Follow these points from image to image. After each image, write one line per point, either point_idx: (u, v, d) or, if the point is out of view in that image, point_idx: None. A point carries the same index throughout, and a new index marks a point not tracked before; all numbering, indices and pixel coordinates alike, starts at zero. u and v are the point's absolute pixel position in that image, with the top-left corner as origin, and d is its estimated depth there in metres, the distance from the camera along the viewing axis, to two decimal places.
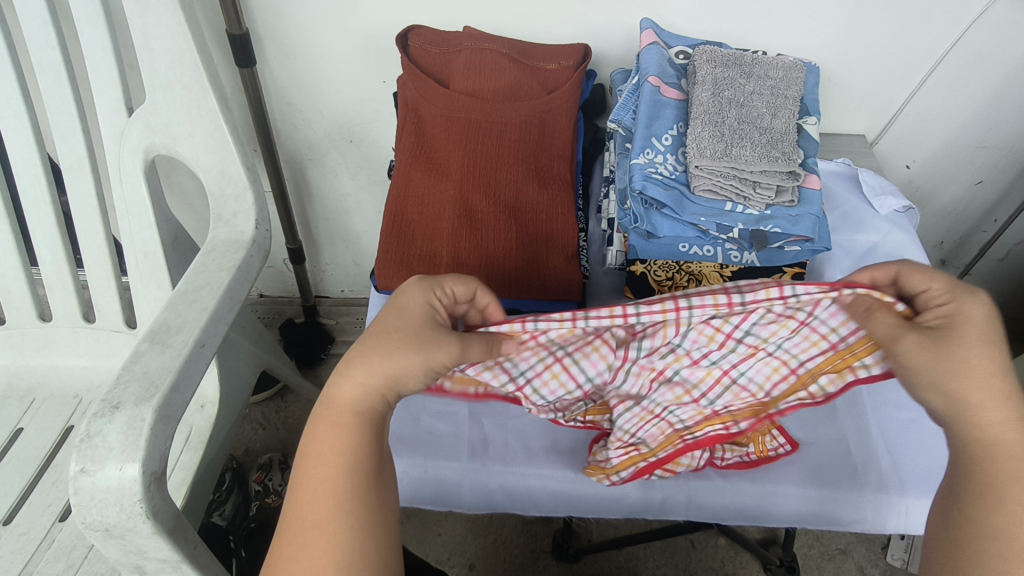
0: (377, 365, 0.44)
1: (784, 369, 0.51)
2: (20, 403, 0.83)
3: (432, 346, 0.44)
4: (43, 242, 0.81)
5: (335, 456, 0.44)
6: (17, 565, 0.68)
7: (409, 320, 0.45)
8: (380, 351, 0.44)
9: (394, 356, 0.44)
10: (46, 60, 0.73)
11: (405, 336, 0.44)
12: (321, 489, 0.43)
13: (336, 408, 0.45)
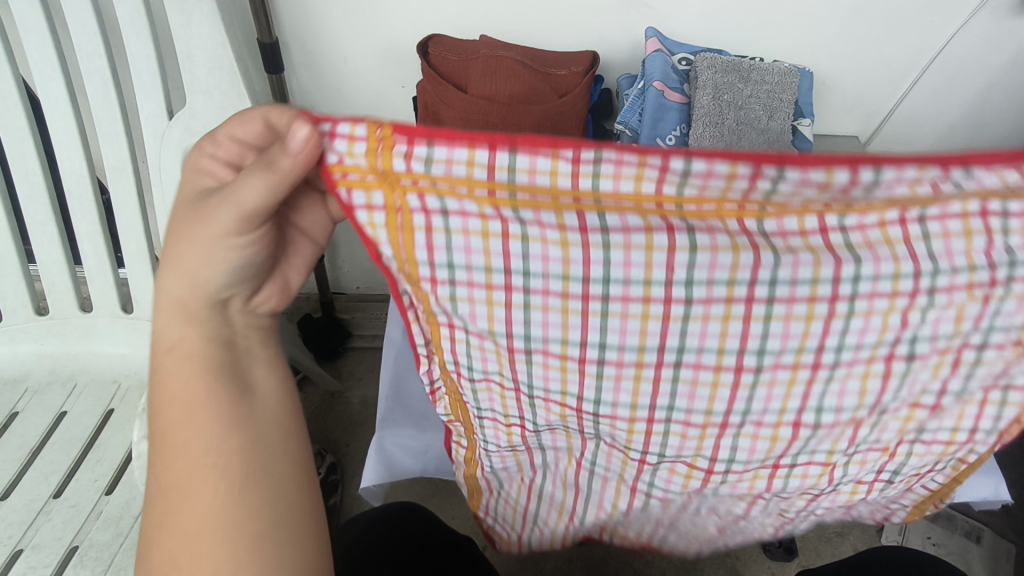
0: (184, 271, 0.49)
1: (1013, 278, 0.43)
2: (63, 388, 0.89)
3: (203, 219, 0.48)
4: (86, 237, 0.87)
5: (186, 412, 0.46)
6: (69, 534, 0.73)
7: (189, 210, 0.50)
8: (174, 255, 0.49)
9: (184, 255, 0.49)
10: (94, 69, 0.79)
11: (191, 222, 0.48)
12: (174, 430, 0.46)
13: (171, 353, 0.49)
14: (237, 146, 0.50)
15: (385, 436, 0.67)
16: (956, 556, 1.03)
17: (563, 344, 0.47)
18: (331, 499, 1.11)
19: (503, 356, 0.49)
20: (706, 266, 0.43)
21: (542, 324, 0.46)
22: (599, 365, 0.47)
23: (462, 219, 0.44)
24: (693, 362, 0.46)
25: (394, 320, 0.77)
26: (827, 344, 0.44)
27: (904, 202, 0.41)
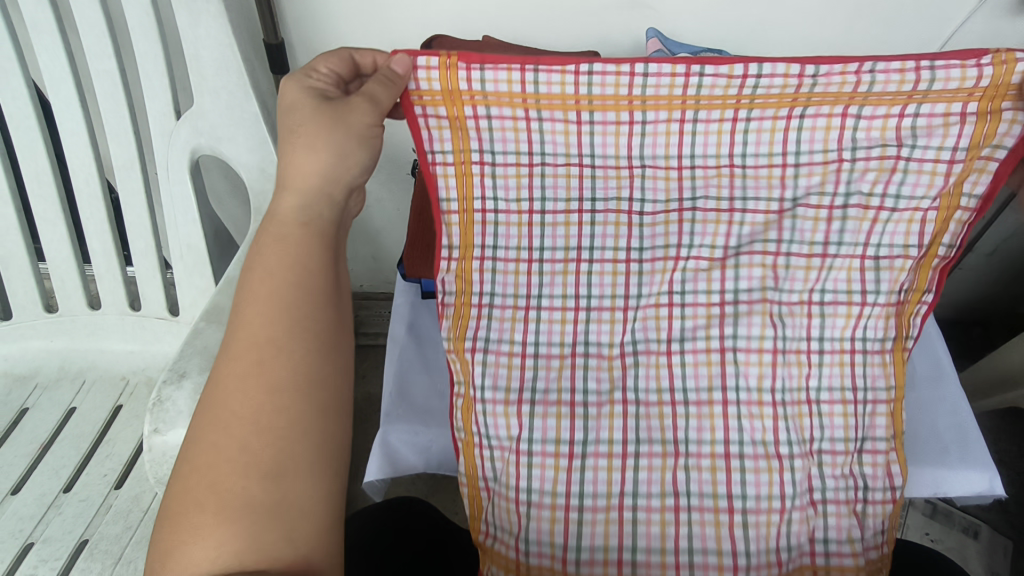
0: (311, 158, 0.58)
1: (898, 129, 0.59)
2: (72, 384, 0.90)
3: (321, 119, 0.58)
4: (94, 235, 0.88)
5: (277, 294, 0.52)
6: (79, 527, 0.74)
7: (302, 105, 0.59)
8: (294, 143, 0.58)
9: (313, 147, 0.57)
10: (103, 69, 0.80)
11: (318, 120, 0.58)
12: (274, 300, 0.52)
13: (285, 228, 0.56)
14: (331, 74, 0.62)
15: (389, 431, 0.68)
16: (953, 551, 1.04)
17: (569, 199, 0.67)
18: None
19: (525, 222, 0.68)
20: (651, 147, 0.63)
21: (552, 186, 0.66)
22: (594, 211, 0.67)
23: (499, 122, 0.63)
24: (653, 208, 0.66)
25: (398, 318, 0.78)
26: (729, 244, 0.65)
27: (789, 99, 0.59)
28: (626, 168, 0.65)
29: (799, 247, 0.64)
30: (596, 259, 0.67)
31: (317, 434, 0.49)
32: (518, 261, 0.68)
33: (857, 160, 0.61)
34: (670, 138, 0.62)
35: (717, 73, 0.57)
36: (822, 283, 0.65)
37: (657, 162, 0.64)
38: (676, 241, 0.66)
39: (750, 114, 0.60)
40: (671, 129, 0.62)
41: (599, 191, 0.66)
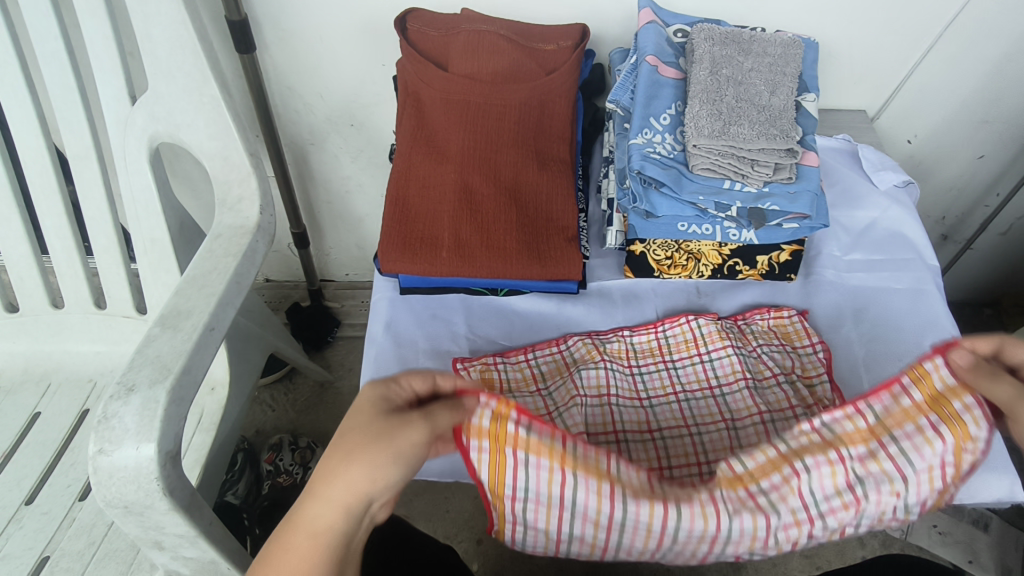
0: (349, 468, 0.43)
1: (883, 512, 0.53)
2: (36, 387, 0.86)
3: (396, 428, 0.45)
4: (52, 228, 0.82)
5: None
6: (40, 543, 0.70)
7: (367, 414, 0.46)
8: (351, 452, 0.44)
9: (375, 443, 0.44)
10: (49, 50, 0.74)
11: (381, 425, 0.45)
12: None
13: (314, 539, 0.42)
14: (414, 395, 0.50)
15: None
16: (962, 545, 1.01)
17: (598, 525, 0.52)
18: None
19: (552, 530, 0.53)
20: (734, 552, 0.54)
21: (584, 503, 0.51)
22: (620, 543, 0.53)
23: (536, 473, 0.51)
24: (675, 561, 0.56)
25: (375, 316, 0.73)
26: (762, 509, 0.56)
27: (868, 433, 0.53)
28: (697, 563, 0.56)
29: None
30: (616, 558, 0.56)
31: None
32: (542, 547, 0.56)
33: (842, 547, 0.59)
34: (756, 547, 0.53)
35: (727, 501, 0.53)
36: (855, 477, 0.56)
37: (745, 535, 0.52)
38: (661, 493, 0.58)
39: (864, 491, 0.52)
40: (755, 542, 0.53)
41: (623, 553, 0.54)
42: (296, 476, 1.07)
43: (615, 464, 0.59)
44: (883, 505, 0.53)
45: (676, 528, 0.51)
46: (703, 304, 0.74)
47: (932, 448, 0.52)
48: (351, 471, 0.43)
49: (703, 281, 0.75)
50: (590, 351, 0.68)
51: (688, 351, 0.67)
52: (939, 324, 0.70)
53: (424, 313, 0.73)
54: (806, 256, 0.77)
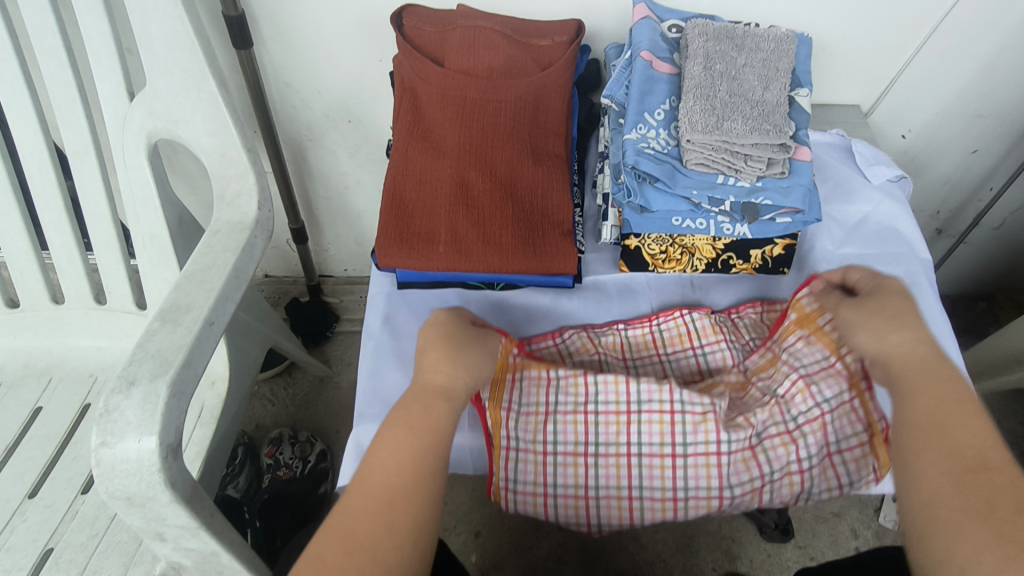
0: (448, 370, 0.54)
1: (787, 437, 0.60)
2: (38, 381, 0.87)
3: (479, 334, 0.59)
4: (52, 224, 0.83)
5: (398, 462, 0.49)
6: (43, 535, 0.71)
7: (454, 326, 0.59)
8: (452, 346, 0.56)
9: (465, 353, 0.56)
10: (48, 47, 0.74)
11: (471, 343, 0.58)
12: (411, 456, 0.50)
13: (422, 408, 0.53)
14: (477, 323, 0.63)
15: (362, 431, 0.64)
16: None
17: (578, 401, 0.62)
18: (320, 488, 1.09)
19: (541, 422, 0.62)
20: (693, 434, 0.60)
21: (564, 390, 0.62)
22: (596, 415, 0.61)
23: (528, 381, 0.63)
24: (651, 457, 0.61)
25: (374, 310, 0.74)
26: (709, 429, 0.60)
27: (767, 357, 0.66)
28: (670, 459, 0.60)
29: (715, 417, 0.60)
30: (601, 459, 0.61)
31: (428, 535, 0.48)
32: (535, 450, 0.62)
33: (813, 476, 0.60)
34: (707, 425, 0.60)
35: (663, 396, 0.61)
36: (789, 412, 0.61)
37: (695, 404, 0.60)
38: (630, 431, 0.61)
39: (775, 390, 0.62)
40: (708, 424, 0.60)
41: (602, 437, 0.61)
42: (295, 469, 1.08)
43: (586, 408, 0.61)
44: (800, 391, 0.61)
45: (634, 394, 0.61)
46: (699, 297, 0.74)
47: (813, 351, 0.63)
48: (455, 359, 0.55)
49: (697, 274, 0.76)
50: (585, 343, 0.69)
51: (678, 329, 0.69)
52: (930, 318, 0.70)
53: (421, 308, 0.74)
54: (800, 250, 0.78)
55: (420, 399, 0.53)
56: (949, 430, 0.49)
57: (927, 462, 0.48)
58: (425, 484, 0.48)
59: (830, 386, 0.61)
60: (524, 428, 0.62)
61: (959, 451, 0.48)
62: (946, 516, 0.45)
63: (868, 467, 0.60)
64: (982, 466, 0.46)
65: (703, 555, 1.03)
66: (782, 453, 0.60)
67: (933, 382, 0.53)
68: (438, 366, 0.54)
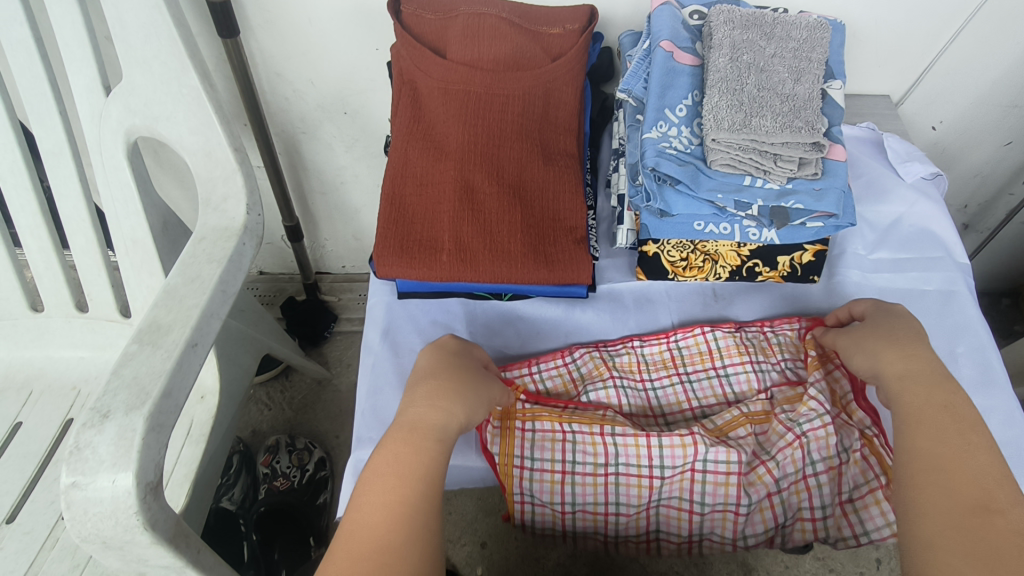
0: (444, 406, 0.51)
1: (805, 483, 0.57)
2: (17, 395, 0.82)
3: (481, 375, 0.56)
4: (26, 228, 0.77)
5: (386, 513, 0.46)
6: (22, 565, 0.67)
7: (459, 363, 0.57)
8: (454, 377, 0.54)
9: (463, 390, 0.53)
10: (14, 38, 0.68)
11: (468, 381, 0.54)
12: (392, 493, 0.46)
13: (416, 433, 0.50)
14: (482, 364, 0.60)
15: (362, 457, 0.59)
16: None
17: (597, 463, 0.57)
18: (320, 498, 1.04)
19: (557, 482, 0.58)
20: (712, 490, 0.57)
21: (582, 450, 0.58)
22: (616, 476, 0.57)
23: (541, 438, 0.58)
24: (669, 508, 0.58)
25: (373, 323, 0.69)
26: (730, 486, 0.57)
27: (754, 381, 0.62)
28: (687, 511, 0.58)
29: (739, 471, 0.56)
30: (621, 517, 0.58)
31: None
32: (552, 507, 0.58)
33: (828, 523, 0.58)
34: (728, 486, 0.57)
35: (686, 455, 0.56)
36: (808, 454, 0.57)
37: (719, 465, 0.56)
38: (651, 484, 0.57)
39: (799, 425, 0.57)
40: (729, 483, 0.56)
41: (622, 497, 0.57)
42: (292, 479, 1.04)
43: (605, 468, 0.57)
44: (824, 438, 0.57)
45: (656, 458, 0.56)
46: (722, 310, 0.70)
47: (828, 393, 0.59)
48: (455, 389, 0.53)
49: (719, 283, 0.72)
50: (599, 365, 0.65)
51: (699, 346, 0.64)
52: (972, 329, 0.65)
53: (424, 320, 0.69)
54: (830, 254, 0.73)
55: (411, 440, 0.49)
56: (951, 466, 0.47)
57: (928, 498, 0.46)
58: (416, 533, 0.45)
59: (845, 430, 0.59)
60: (541, 486, 0.58)
61: (964, 490, 0.46)
62: (938, 544, 0.44)
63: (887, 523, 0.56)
64: (987, 508, 0.44)
65: None
66: (796, 497, 0.58)
67: (931, 412, 0.51)
68: (432, 405, 0.51)
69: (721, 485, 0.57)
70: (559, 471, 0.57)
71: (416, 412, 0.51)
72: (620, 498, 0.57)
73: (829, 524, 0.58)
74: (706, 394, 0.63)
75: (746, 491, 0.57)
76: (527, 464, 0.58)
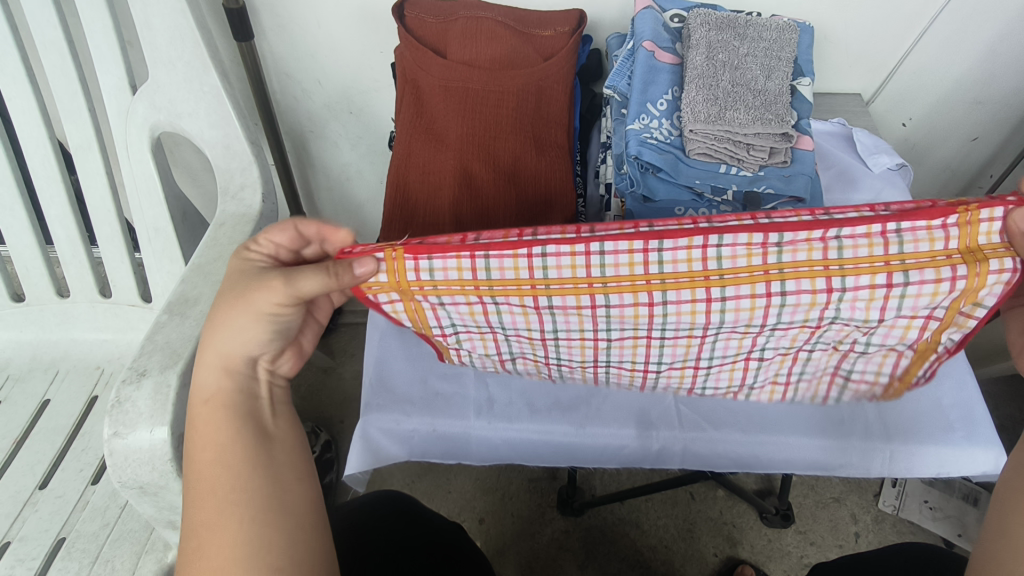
0: (216, 370, 0.51)
1: (788, 360, 0.59)
2: (45, 374, 0.87)
3: (251, 293, 0.50)
4: (55, 218, 0.83)
5: (224, 514, 0.45)
6: (56, 525, 0.72)
7: (230, 284, 0.52)
8: (219, 320, 0.51)
9: (226, 335, 0.51)
10: (49, 41, 0.74)
11: (220, 318, 0.51)
12: (205, 468, 0.47)
13: (210, 404, 0.49)
14: (279, 248, 0.55)
15: (368, 422, 0.64)
16: (952, 519, 1.04)
17: (537, 355, 0.62)
18: (325, 478, 1.10)
19: (490, 338, 0.60)
20: (671, 351, 0.59)
21: (512, 320, 0.56)
22: (559, 365, 0.63)
23: (455, 308, 0.55)
24: (620, 368, 0.62)
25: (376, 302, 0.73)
26: (695, 380, 0.63)
27: (822, 269, 0.49)
28: (638, 385, 0.65)
29: (721, 367, 0.61)
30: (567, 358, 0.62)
31: (251, 523, 0.45)
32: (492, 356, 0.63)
33: (800, 387, 0.62)
34: (683, 374, 0.62)
35: (621, 359, 0.61)
36: (815, 340, 0.56)
37: (679, 332, 0.55)
38: (599, 372, 0.64)
39: (824, 322, 0.53)
40: (716, 349, 0.58)
41: (566, 348, 0.60)
42: None
43: (548, 360, 0.62)
44: (838, 334, 0.55)
45: (603, 354, 0.60)
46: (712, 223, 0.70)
47: (936, 296, 0.50)
48: (222, 337, 0.51)
49: None
50: (588, 273, 0.50)
51: (746, 241, 0.48)
52: None
53: None
54: None
55: (213, 413, 0.49)
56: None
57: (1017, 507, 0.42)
58: (239, 488, 0.46)
59: (887, 334, 0.55)
60: (484, 364, 0.65)
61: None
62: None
63: (869, 391, 0.62)
64: None
65: (704, 541, 1.05)
66: (776, 365, 0.60)
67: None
68: (200, 373, 0.51)
69: (681, 372, 0.62)
70: (502, 356, 0.63)
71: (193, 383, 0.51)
72: (567, 374, 0.64)
73: (803, 386, 0.62)
74: (734, 313, 0.52)
75: (719, 379, 0.62)
76: (462, 352, 0.63)
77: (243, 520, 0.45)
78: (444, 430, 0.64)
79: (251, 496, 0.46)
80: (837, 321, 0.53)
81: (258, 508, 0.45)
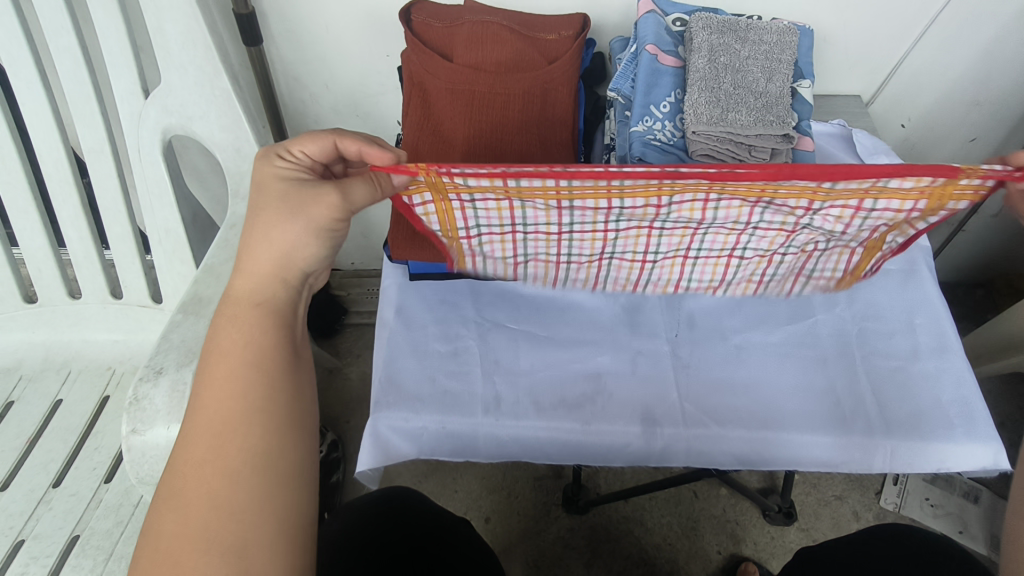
0: (255, 274, 0.50)
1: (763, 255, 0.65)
2: (57, 374, 0.89)
3: (308, 201, 0.50)
4: (68, 220, 0.84)
5: (231, 437, 0.42)
6: (70, 523, 0.73)
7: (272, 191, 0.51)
8: (267, 226, 0.50)
9: (276, 241, 0.50)
10: (63, 46, 0.75)
11: (274, 214, 0.50)
12: (222, 376, 0.44)
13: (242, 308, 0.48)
14: (310, 159, 0.54)
15: (378, 419, 0.65)
16: (953, 516, 1.05)
17: (548, 252, 0.67)
18: (332, 478, 1.11)
19: (508, 237, 0.64)
20: (666, 245, 0.64)
21: (533, 216, 0.59)
22: (568, 259, 0.67)
23: (484, 207, 0.58)
24: (622, 259, 0.67)
25: (386, 302, 0.75)
26: (681, 277, 0.69)
27: (811, 194, 0.53)
28: (632, 284, 0.71)
29: (705, 262, 0.67)
30: (574, 260, 0.68)
31: (257, 448, 0.43)
32: (505, 259, 0.68)
33: (771, 283, 0.70)
34: (672, 266, 0.67)
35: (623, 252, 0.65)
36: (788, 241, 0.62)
37: (676, 228, 0.60)
38: (599, 271, 0.69)
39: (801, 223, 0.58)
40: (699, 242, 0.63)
41: (576, 247, 0.65)
42: None
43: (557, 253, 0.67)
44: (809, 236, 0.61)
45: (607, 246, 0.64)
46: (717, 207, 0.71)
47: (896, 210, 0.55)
48: (266, 244, 0.50)
49: None
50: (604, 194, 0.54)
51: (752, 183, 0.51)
52: (931, 302, 0.71)
53: (433, 299, 0.75)
54: None
55: (244, 319, 0.47)
56: None
57: None
58: (252, 407, 0.44)
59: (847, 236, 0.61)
60: (498, 268, 0.69)
61: None
62: None
63: (826, 284, 0.69)
64: None
65: (707, 539, 1.06)
66: (755, 263, 0.67)
67: None
68: (243, 271, 0.50)
69: (669, 265, 0.67)
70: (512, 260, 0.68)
71: (230, 282, 0.50)
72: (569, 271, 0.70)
73: (774, 283, 0.70)
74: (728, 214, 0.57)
75: (702, 273, 0.68)
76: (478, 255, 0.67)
77: (257, 431, 0.43)
78: (453, 429, 0.65)
79: (261, 422, 0.44)
80: (809, 227, 0.59)
81: (265, 436, 0.43)
